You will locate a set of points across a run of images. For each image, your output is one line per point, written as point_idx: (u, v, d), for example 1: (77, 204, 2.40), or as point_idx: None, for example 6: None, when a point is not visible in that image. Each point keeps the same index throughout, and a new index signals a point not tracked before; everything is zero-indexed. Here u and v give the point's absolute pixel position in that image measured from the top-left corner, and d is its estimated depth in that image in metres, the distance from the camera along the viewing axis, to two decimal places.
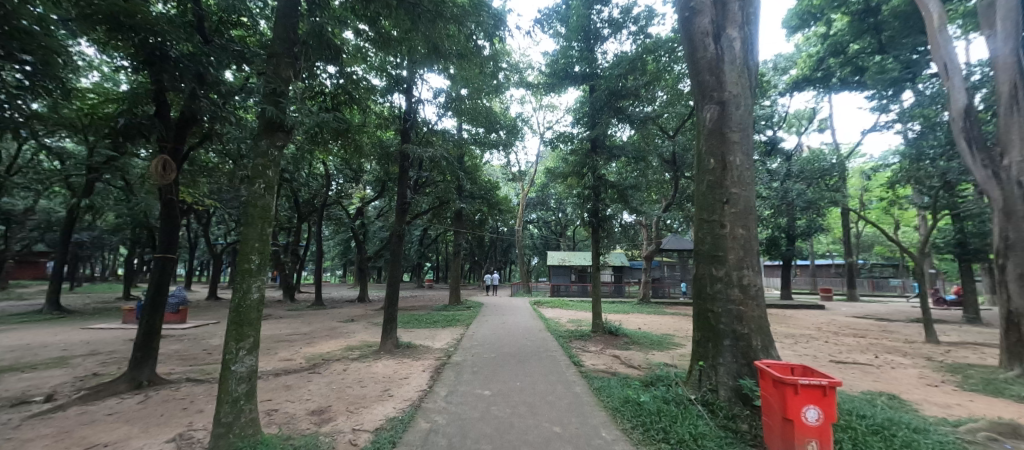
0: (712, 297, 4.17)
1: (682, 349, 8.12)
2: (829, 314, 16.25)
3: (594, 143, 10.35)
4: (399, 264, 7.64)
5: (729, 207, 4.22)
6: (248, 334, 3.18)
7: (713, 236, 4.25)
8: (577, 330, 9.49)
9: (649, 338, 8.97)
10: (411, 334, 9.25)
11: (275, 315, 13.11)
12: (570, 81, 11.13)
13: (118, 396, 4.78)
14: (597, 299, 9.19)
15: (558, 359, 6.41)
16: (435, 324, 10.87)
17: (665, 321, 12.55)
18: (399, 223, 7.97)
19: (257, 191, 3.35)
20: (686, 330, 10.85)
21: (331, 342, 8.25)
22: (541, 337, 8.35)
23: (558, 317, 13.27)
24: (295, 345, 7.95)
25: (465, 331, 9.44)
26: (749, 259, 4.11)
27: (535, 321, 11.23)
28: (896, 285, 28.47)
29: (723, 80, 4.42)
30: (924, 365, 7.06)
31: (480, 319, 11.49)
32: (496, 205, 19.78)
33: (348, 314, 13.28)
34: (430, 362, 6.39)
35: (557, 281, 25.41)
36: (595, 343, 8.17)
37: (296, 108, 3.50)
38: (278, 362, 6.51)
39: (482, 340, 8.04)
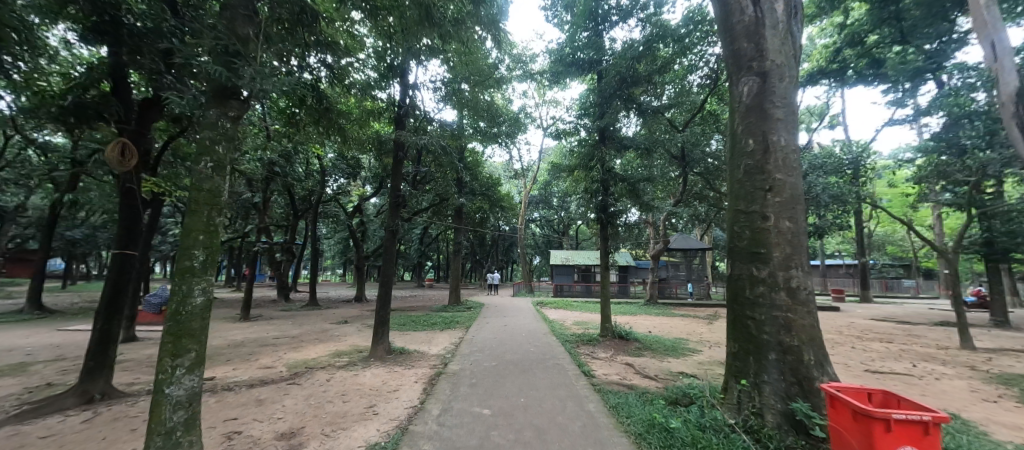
0: (753, 303, 3.52)
1: (699, 355, 7.47)
2: (845, 316, 15.54)
3: (603, 132, 9.64)
4: (391, 263, 7.00)
5: (772, 196, 3.56)
6: (188, 348, 2.57)
7: (753, 229, 3.60)
8: (584, 333, 8.86)
9: (662, 343, 8.31)
10: (406, 337, 8.62)
11: (265, 316, 12.51)
12: (575, 70, 10.45)
13: (63, 413, 4.17)
14: (606, 300, 8.54)
15: (565, 368, 5.76)
16: (433, 326, 10.25)
17: (676, 324, 11.90)
18: (393, 218, 7.32)
19: (203, 172, 2.71)
20: (700, 334, 10.20)
21: (320, 347, 7.62)
22: (546, 342, 7.69)
23: (563, 319, 12.63)
24: (279, 349, 7.35)
25: (465, 335, 8.80)
26: (797, 258, 3.46)
27: (539, 323, 10.56)
28: (909, 285, 27.70)
29: (764, 48, 3.76)
30: (970, 375, 6.38)
31: (481, 322, 10.85)
32: (498, 203, 19.14)
33: (342, 315, 12.67)
34: (424, 372, 5.76)
35: (560, 281, 24.79)
36: (604, 348, 7.53)
37: (253, 71, 2.86)
38: (257, 370, 5.89)
39: (483, 345, 7.40)
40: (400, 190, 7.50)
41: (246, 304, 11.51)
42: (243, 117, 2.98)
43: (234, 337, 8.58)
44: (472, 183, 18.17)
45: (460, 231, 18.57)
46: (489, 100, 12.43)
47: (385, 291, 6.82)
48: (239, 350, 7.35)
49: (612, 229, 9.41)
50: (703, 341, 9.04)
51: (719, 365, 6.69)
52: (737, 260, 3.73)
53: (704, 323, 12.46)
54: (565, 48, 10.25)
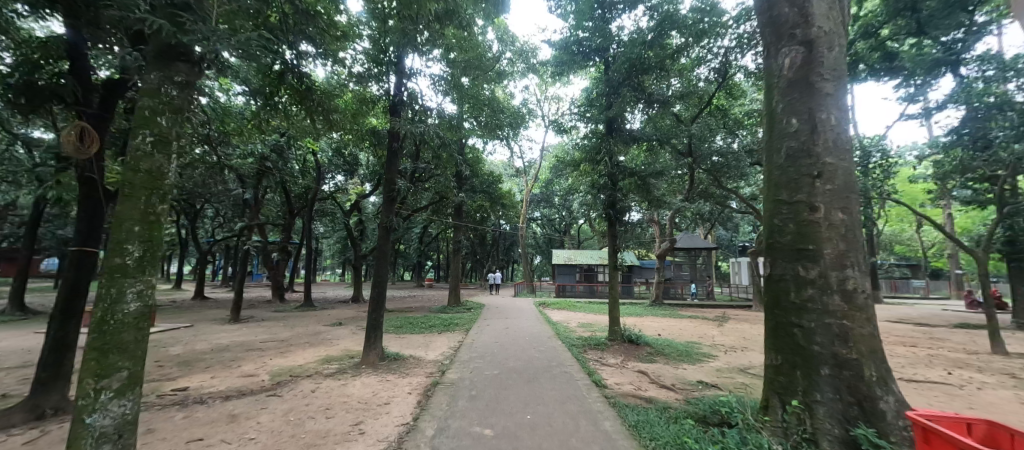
0: (800, 309, 3.01)
1: (716, 361, 6.96)
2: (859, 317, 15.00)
3: (611, 123, 9.16)
4: (386, 261, 6.50)
5: (822, 183, 3.05)
6: (116, 366, 2.06)
7: (799, 222, 3.09)
8: (591, 337, 8.34)
9: (675, 347, 7.78)
10: (402, 341, 8.10)
11: (256, 318, 11.99)
12: (580, 61, 9.93)
13: (5, 432, 3.67)
14: (615, 302, 8.03)
15: (575, 377, 5.24)
16: (431, 328, 9.76)
17: (685, 327, 11.39)
18: (387, 214, 6.79)
19: (140, 148, 2.20)
20: (712, 337, 9.68)
21: (309, 351, 7.12)
22: (550, 347, 7.17)
23: (568, 320, 12.11)
24: (265, 355, 6.83)
25: (464, 338, 8.29)
26: (853, 256, 2.94)
27: (542, 326, 10.04)
28: (918, 286, 27.13)
29: (809, 13, 3.25)
30: (1014, 384, 5.86)
31: (482, 324, 10.33)
32: (500, 201, 18.62)
33: (336, 317, 12.13)
34: (419, 381, 5.25)
35: (563, 281, 24.28)
36: (614, 354, 7.03)
37: (205, 26, 2.37)
38: (236, 379, 5.38)
39: (484, 350, 6.89)
40: (396, 182, 6.96)
41: (235, 306, 10.99)
42: (194, 84, 2.48)
43: (219, 341, 8.07)
44: (473, 180, 17.63)
45: (459, 230, 18.03)
46: (489, 94, 11.93)
47: (378, 291, 6.30)
48: (222, 355, 6.84)
49: (621, 225, 8.90)
50: (717, 345, 8.52)
51: (740, 372, 6.18)
52: (779, 259, 3.22)
53: (714, 325, 11.93)
54: (568, 36, 9.71)
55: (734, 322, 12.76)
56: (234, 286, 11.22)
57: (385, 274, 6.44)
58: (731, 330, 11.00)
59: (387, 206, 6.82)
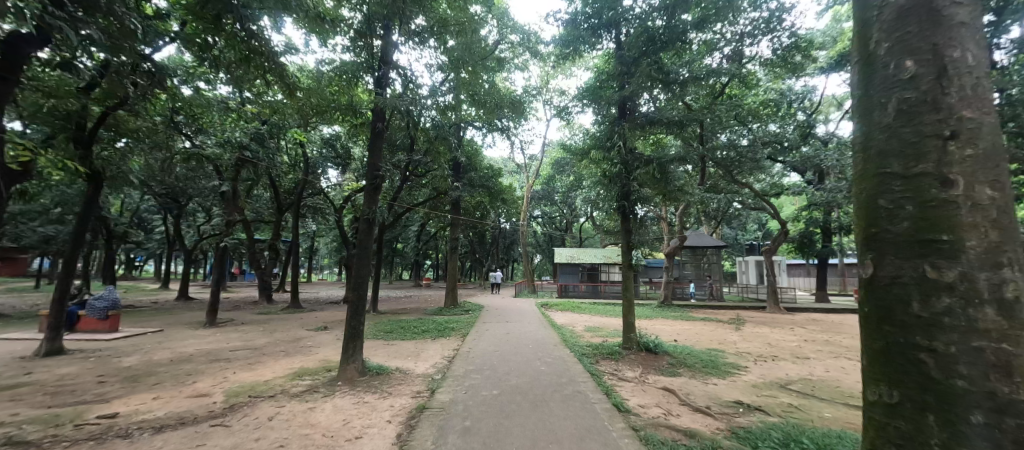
0: (924, 349, 1.42)
1: (748, 374, 6.06)
2: None
3: (623, 104, 8.22)
4: (367, 261, 5.57)
5: (958, 127, 1.48)
6: None
7: (918, 203, 1.50)
8: (602, 344, 7.43)
9: (697, 357, 6.90)
10: (389, 350, 7.19)
11: (236, 321, 11.08)
12: (588, 40, 8.90)
13: None
14: (630, 305, 7.12)
15: (591, 400, 4.31)
16: (425, 333, 8.87)
17: (702, 331, 10.49)
18: (368, 205, 5.81)
19: None
20: (734, 342, 8.81)
21: (281, 363, 6.22)
22: (559, 358, 6.27)
23: (574, 324, 11.21)
24: (229, 368, 5.93)
25: (460, 346, 7.39)
26: (1016, 248, 1.36)
27: (546, 330, 9.14)
28: None
29: None
30: None
31: (481, 328, 9.44)
32: (500, 197, 17.71)
33: (322, 321, 11.19)
34: (404, 403, 4.33)
35: (566, 281, 23.37)
36: (631, 366, 6.13)
37: None
38: (183, 401, 4.47)
39: (482, 362, 5.96)
40: (379, 168, 5.96)
41: (212, 308, 10.09)
42: None
43: (183, 350, 7.17)
44: (471, 174, 16.65)
45: (457, 228, 17.10)
46: (488, 81, 10.95)
47: (357, 295, 5.38)
48: (179, 368, 5.94)
49: (635, 220, 7.99)
50: (742, 353, 7.63)
51: (780, 389, 5.28)
52: (879, 251, 1.63)
53: (731, 329, 11.04)
54: (574, 11, 8.66)
55: (752, 325, 11.84)
56: (211, 287, 10.32)
57: (365, 274, 5.50)
58: (751, 334, 10.10)
59: (369, 194, 5.85)
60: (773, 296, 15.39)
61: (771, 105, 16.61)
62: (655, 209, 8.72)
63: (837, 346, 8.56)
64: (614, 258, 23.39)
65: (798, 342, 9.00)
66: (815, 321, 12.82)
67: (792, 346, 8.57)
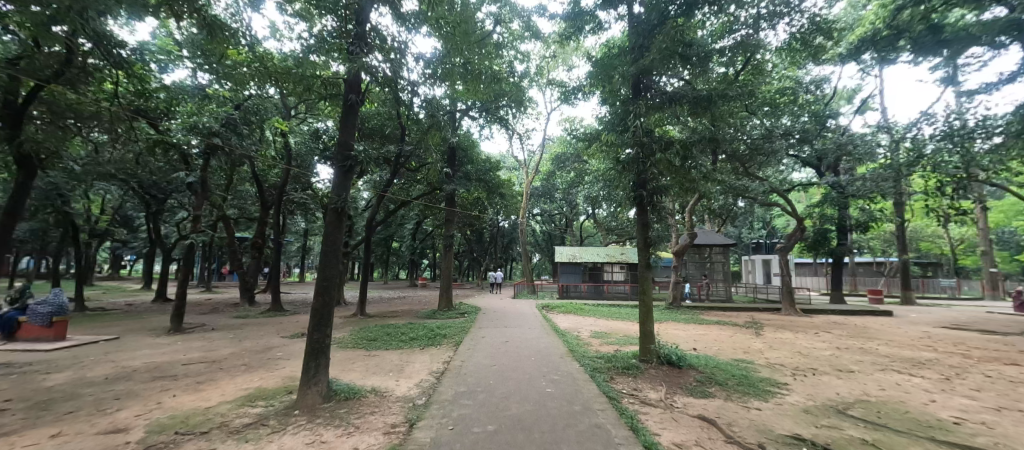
0: None
1: (791, 394, 5.10)
2: (906, 320, 13.22)
3: (638, 80, 7.19)
4: (335, 260, 4.52)
5: None
6: None
7: None
8: (615, 356, 6.44)
9: (726, 371, 5.94)
10: (368, 364, 6.20)
11: (207, 327, 10.04)
12: (598, 9, 7.80)
13: None
14: (648, 311, 6.13)
15: (617, 439, 3.28)
16: (412, 341, 7.87)
17: (720, 336, 9.51)
18: (338, 190, 4.75)
19: None
20: (760, 351, 7.86)
21: (235, 382, 5.21)
22: (567, 375, 5.31)
23: (579, 328, 10.22)
24: (170, 389, 4.92)
25: (452, 358, 6.39)
26: None
27: (549, 338, 8.16)
28: (946, 285, 25.10)
29: None
30: None
31: (476, 335, 8.45)
32: (499, 192, 16.72)
33: (301, 326, 10.16)
34: (371, 444, 3.31)
35: (567, 281, 22.36)
36: (653, 385, 5.14)
37: None
38: (86, 441, 3.44)
39: (474, 382, 4.96)
40: (352, 147, 4.91)
41: (177, 313, 9.08)
42: None
43: (128, 364, 6.15)
44: (466, 166, 15.53)
45: (451, 224, 15.50)
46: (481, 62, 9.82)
47: (324, 302, 4.37)
48: (109, 389, 4.92)
49: (652, 213, 6.94)
50: (774, 365, 6.68)
51: (842, 417, 4.30)
52: None
53: (751, 334, 10.06)
54: None
55: (771, 329, 10.90)
56: (176, 289, 9.31)
57: (334, 274, 4.47)
58: (775, 340, 9.17)
59: (339, 176, 4.76)
60: (787, 297, 14.47)
61: (786, 93, 15.62)
62: (672, 202, 7.65)
63: (877, 355, 7.62)
64: (618, 257, 22.42)
65: (831, 350, 8.05)
66: (837, 324, 11.84)
67: (826, 355, 7.61)
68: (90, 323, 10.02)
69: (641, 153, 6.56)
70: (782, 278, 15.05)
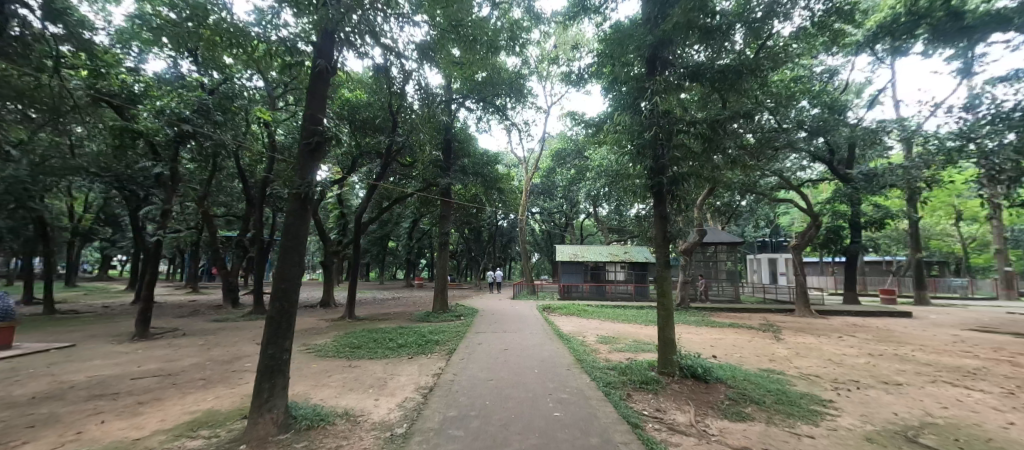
0: None
1: (840, 414, 4.31)
2: (929, 322, 12.49)
3: (654, 55, 6.29)
4: (297, 257, 3.74)
5: None
6: None
7: None
8: (628, 367, 5.65)
9: (760, 385, 5.15)
10: (346, 377, 5.40)
11: (178, 332, 9.19)
12: None
13: None
14: (668, 316, 5.33)
15: None
16: (399, 349, 7.05)
17: (738, 341, 8.74)
18: (302, 173, 3.93)
19: None
20: (786, 359, 7.08)
21: (184, 403, 4.38)
22: (577, 392, 4.49)
23: (584, 333, 9.41)
24: (102, 414, 4.09)
25: (443, 370, 5.58)
26: None
27: (554, 344, 7.35)
28: (959, 284, 24.32)
29: None
30: None
31: (472, 341, 7.62)
32: (497, 188, 15.88)
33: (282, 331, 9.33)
34: None
35: (569, 281, 21.54)
36: (678, 405, 4.34)
37: None
38: None
39: (467, 402, 4.15)
40: (322, 122, 4.12)
41: (143, 318, 8.25)
42: None
43: (68, 378, 5.32)
44: (463, 160, 14.61)
45: (446, 221, 14.58)
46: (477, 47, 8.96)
47: (281, 308, 3.58)
48: (29, 413, 4.09)
49: (672, 203, 6.00)
50: (809, 376, 5.88)
51: (914, 447, 3.51)
52: None
53: (770, 338, 9.30)
54: None
55: (790, 333, 10.14)
56: (142, 291, 8.48)
57: (295, 273, 3.69)
58: (799, 345, 8.39)
59: (305, 157, 3.96)
60: (802, 297, 13.73)
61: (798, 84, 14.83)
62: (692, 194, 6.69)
63: (918, 363, 6.84)
64: (621, 256, 21.64)
65: (865, 357, 7.26)
66: (859, 327, 11.08)
67: (862, 364, 6.83)
68: (50, 329, 9.20)
69: (660, 133, 5.65)
70: (796, 277, 14.28)
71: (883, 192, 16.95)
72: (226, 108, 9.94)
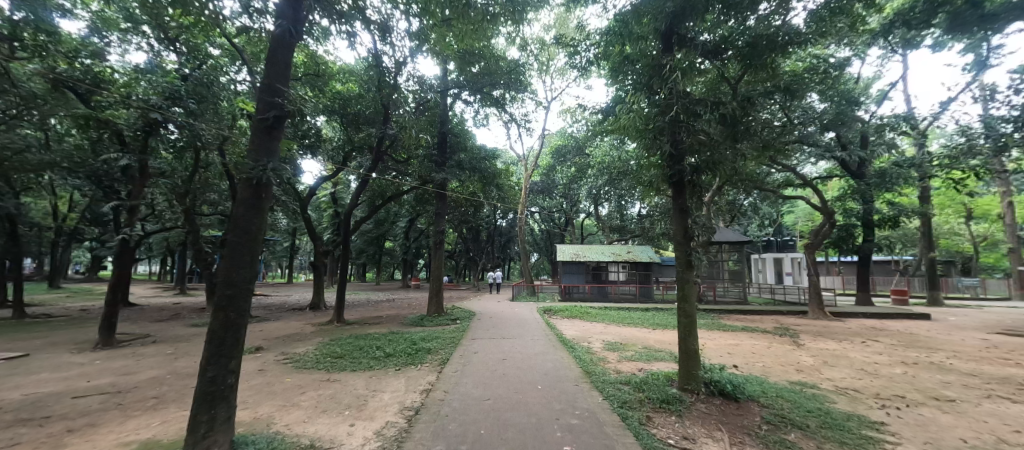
0: None
1: (904, 442, 3.61)
2: (951, 325, 11.85)
3: (670, 30, 5.36)
4: (248, 258, 3.03)
5: None
6: None
7: None
8: (645, 382, 4.95)
9: (798, 405, 4.45)
10: (322, 394, 4.69)
11: (150, 339, 8.47)
12: None
13: None
14: (690, 323, 4.66)
15: None
16: (386, 359, 6.32)
17: (756, 348, 8.07)
18: (254, 155, 3.19)
19: None
20: (815, 368, 6.39)
21: (119, 432, 3.65)
22: (590, 417, 3.79)
23: (589, 338, 8.72)
24: (15, 447, 3.36)
25: (433, 386, 4.86)
26: None
27: (558, 353, 6.67)
28: (971, 284, 23.67)
29: None
30: None
31: (468, 349, 6.91)
32: (495, 184, 15.18)
33: (262, 337, 8.60)
34: None
35: (570, 281, 20.83)
36: (711, 432, 3.63)
37: None
38: None
39: (457, 431, 3.43)
40: (283, 93, 3.39)
41: (106, 324, 7.51)
42: None
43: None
44: (459, 155, 13.90)
45: (441, 218, 13.80)
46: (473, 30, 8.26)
47: (226, 321, 2.87)
48: None
49: (693, 196, 5.21)
50: (848, 391, 5.18)
51: None
52: None
53: (790, 343, 8.65)
54: None
55: (808, 337, 9.50)
56: (107, 294, 7.74)
57: (243, 277, 2.98)
58: (824, 353, 7.71)
59: (260, 134, 3.24)
60: (815, 299, 13.08)
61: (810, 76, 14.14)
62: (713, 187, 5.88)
63: (962, 374, 6.17)
64: (624, 255, 20.93)
65: (900, 367, 6.59)
66: (881, 331, 10.43)
67: (900, 375, 6.14)
68: (10, 336, 8.47)
69: (681, 113, 4.83)
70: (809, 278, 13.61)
71: (896, 189, 16.32)
72: (202, 96, 9.08)
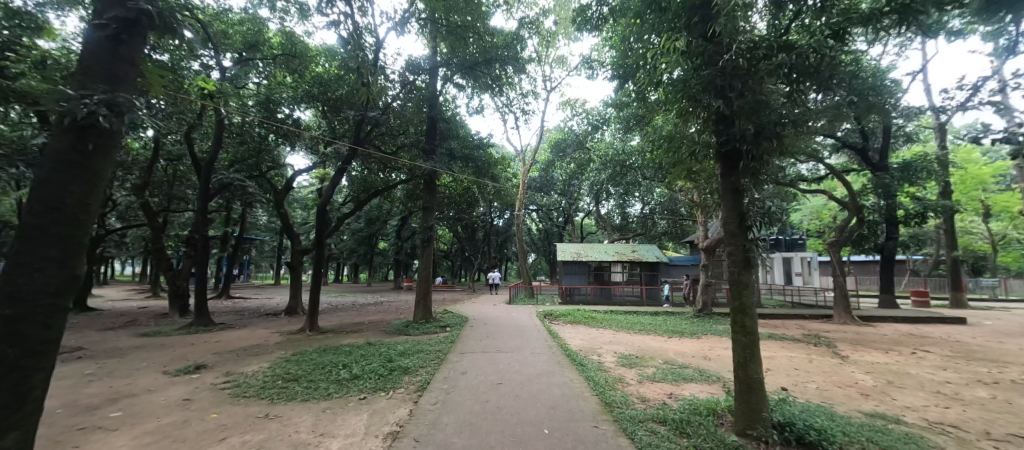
0: None
1: None
2: (997, 331, 10.67)
3: None
4: (50, 253, 1.72)
5: None
6: None
7: None
8: (689, 421, 3.69)
9: None
10: (247, 443, 3.39)
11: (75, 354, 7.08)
12: None
13: None
14: (751, 343, 3.44)
15: None
16: (350, 383, 5.03)
17: (797, 361, 6.86)
18: (80, 82, 1.90)
19: None
20: (883, 392, 5.17)
21: None
22: None
23: (600, 350, 7.46)
24: None
25: (400, 429, 3.58)
26: None
27: (566, 373, 5.43)
28: (990, 284, 22.56)
29: None
30: None
31: (453, 369, 5.62)
32: (490, 176, 13.86)
33: (214, 351, 7.26)
34: None
35: (570, 282, 19.60)
36: None
37: None
38: None
39: None
40: None
41: None
42: None
43: None
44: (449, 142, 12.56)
45: (430, 213, 12.43)
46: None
47: None
48: None
49: (748, 174, 3.88)
50: (947, 428, 3.98)
51: None
52: None
53: (833, 355, 7.43)
54: None
55: (847, 346, 8.32)
56: None
57: (36, 290, 1.67)
58: (877, 368, 6.51)
59: (94, 49, 1.95)
60: (842, 302, 11.91)
61: None
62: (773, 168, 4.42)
63: None
64: (627, 255, 19.68)
65: (984, 389, 5.40)
66: (927, 338, 9.24)
67: (991, 400, 4.94)
68: None
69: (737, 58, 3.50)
70: (836, 278, 12.40)
71: (922, 182, 15.16)
72: None
